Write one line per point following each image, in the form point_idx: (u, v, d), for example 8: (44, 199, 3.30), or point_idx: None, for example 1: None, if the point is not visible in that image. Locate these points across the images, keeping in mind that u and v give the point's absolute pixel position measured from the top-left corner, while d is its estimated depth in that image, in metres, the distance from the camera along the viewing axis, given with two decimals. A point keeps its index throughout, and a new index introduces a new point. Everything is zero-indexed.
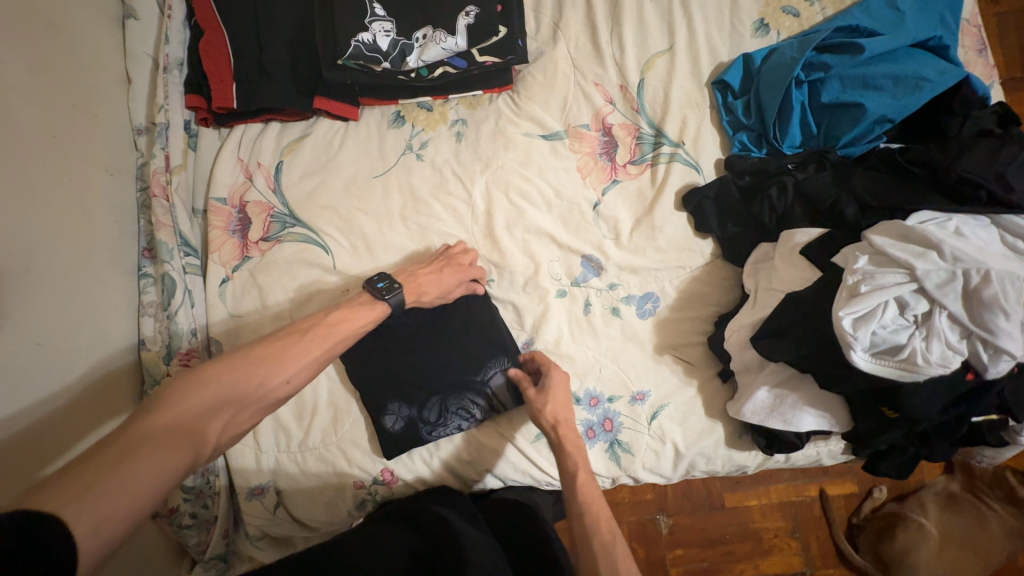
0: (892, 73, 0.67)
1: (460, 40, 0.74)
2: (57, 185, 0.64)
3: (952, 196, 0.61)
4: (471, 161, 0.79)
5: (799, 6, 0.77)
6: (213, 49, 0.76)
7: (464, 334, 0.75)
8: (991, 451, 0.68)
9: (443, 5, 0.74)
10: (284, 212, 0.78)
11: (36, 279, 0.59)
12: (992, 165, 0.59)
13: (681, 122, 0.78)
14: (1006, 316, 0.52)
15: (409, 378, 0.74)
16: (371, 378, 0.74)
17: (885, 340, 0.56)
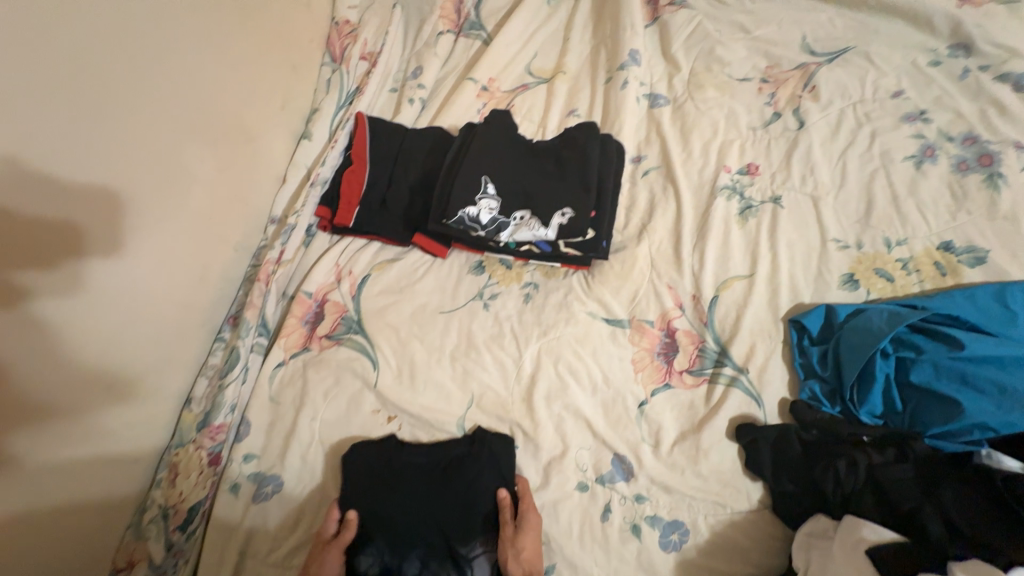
0: (997, 379, 0.61)
1: (550, 231, 0.83)
2: (189, 254, 0.77)
3: None
4: (530, 324, 0.82)
5: (894, 272, 0.76)
6: (354, 177, 0.92)
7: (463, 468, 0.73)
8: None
9: (546, 193, 0.85)
10: (353, 318, 0.85)
11: (131, 335, 0.68)
12: None
13: (749, 348, 0.76)
14: None
15: (404, 529, 0.70)
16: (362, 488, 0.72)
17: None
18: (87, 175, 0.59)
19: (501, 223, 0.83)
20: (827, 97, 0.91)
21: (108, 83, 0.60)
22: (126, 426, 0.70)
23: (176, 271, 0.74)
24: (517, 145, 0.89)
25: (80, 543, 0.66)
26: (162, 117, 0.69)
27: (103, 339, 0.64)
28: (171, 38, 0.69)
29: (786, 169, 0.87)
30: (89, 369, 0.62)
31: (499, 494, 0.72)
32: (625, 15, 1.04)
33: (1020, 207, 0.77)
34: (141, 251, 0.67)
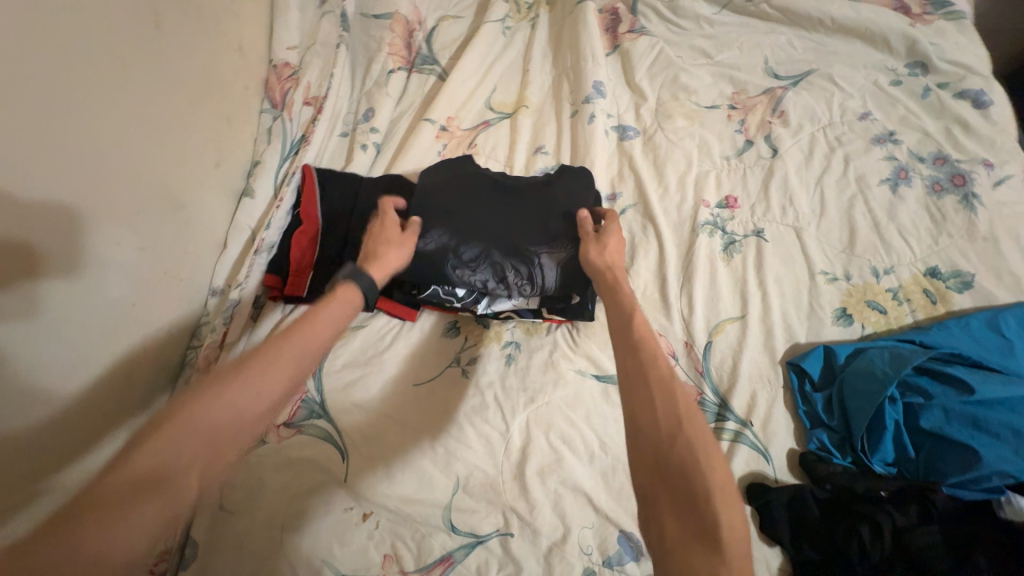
0: (1011, 423, 0.59)
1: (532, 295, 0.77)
2: (114, 347, 0.68)
3: None
4: (516, 390, 0.74)
5: (885, 303, 0.73)
6: (304, 240, 0.82)
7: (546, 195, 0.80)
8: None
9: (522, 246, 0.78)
10: (316, 401, 0.75)
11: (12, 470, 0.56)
12: None
13: (750, 397, 0.71)
14: None
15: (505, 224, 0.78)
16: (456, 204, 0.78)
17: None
18: None
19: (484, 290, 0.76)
20: (796, 122, 0.89)
21: None
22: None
23: (74, 376, 0.62)
24: (474, 186, 0.80)
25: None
26: (60, 200, 0.58)
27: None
28: (61, 104, 0.58)
29: (764, 199, 0.83)
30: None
31: (580, 214, 0.76)
32: (584, 45, 1.00)
33: (997, 227, 0.76)
34: (25, 358, 0.57)
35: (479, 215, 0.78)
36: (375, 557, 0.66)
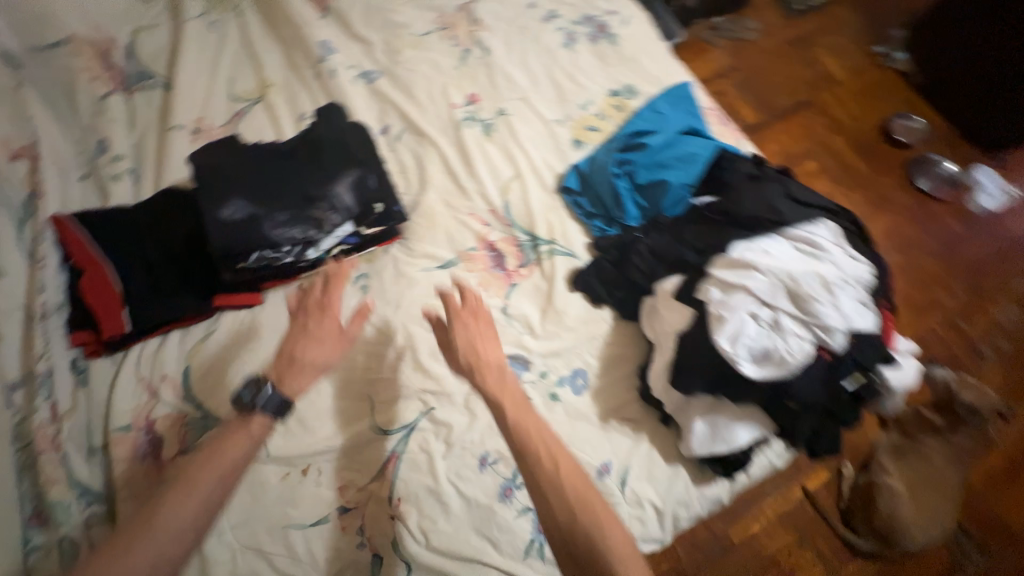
0: (676, 154, 0.89)
1: (346, 220, 0.77)
2: None
3: (746, 225, 0.79)
4: (381, 308, 0.85)
5: (597, 124, 1.02)
6: (97, 283, 0.77)
7: (316, 143, 0.80)
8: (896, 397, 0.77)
9: (313, 185, 0.78)
10: (201, 417, 0.76)
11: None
12: (763, 201, 0.79)
13: (547, 224, 0.94)
14: (819, 301, 0.67)
15: (287, 179, 0.78)
16: (228, 177, 0.75)
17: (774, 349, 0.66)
18: None
19: (305, 238, 0.74)
20: (491, 24, 1.12)
21: None
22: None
23: None
24: (251, 158, 0.78)
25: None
26: None
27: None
28: None
29: (495, 87, 1.05)
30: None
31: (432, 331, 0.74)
32: (295, 15, 1.07)
33: (637, 52, 1.11)
34: None
35: (256, 180, 0.76)
36: (332, 492, 0.73)
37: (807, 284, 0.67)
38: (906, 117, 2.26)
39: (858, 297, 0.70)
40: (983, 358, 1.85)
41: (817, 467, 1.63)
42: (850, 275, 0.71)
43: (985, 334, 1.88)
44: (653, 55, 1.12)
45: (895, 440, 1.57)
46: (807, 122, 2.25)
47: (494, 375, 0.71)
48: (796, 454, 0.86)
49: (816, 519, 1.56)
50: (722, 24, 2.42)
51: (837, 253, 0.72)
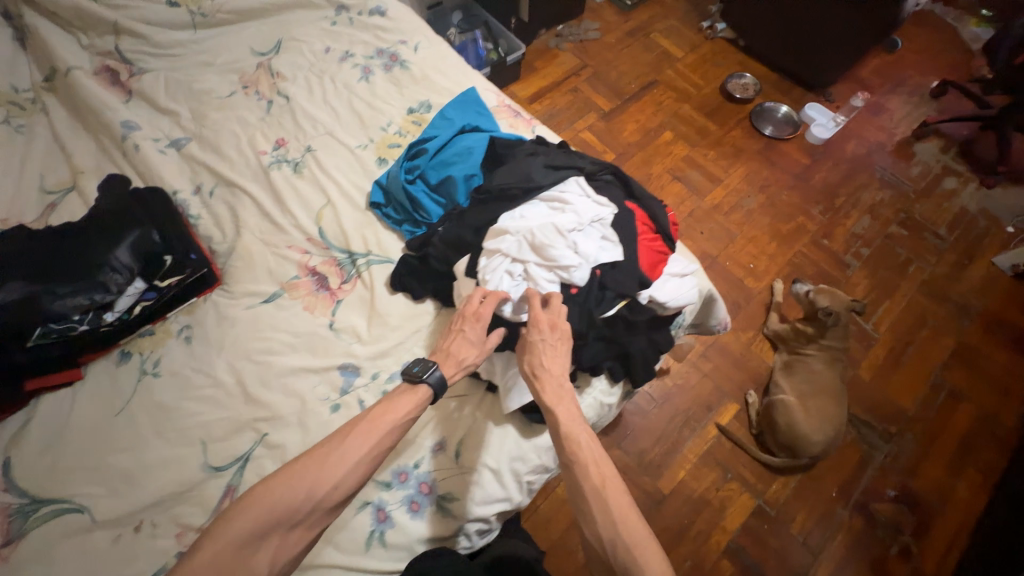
0: (455, 151, 1.00)
1: (135, 279, 0.87)
2: None
3: (511, 197, 0.89)
4: (206, 352, 0.89)
5: (398, 140, 1.11)
6: None
7: (96, 217, 0.89)
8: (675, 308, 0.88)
9: (92, 252, 0.85)
10: (25, 503, 0.75)
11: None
12: (521, 174, 0.90)
13: (362, 239, 1.01)
14: (555, 247, 0.79)
15: (66, 253, 0.84)
16: (6, 265, 0.81)
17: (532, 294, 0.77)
18: None
19: (93, 302, 0.83)
20: (290, 74, 1.21)
21: None
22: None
23: None
24: (23, 243, 0.84)
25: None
26: None
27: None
28: None
29: (300, 128, 1.13)
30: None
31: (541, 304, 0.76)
32: (96, 103, 1.12)
33: (426, 70, 1.22)
34: None
35: (35, 260, 0.83)
36: (168, 540, 0.74)
37: (545, 236, 0.79)
38: (739, 76, 2.52)
39: (596, 233, 0.83)
40: (850, 267, 2.04)
41: (726, 403, 1.72)
42: (589, 218, 0.84)
43: (847, 246, 2.08)
44: (444, 70, 1.23)
45: (784, 359, 1.73)
46: (657, 98, 2.46)
47: (558, 391, 0.73)
48: (624, 387, 0.94)
49: (735, 451, 1.64)
50: (564, 29, 2.64)
51: (575, 201, 0.85)
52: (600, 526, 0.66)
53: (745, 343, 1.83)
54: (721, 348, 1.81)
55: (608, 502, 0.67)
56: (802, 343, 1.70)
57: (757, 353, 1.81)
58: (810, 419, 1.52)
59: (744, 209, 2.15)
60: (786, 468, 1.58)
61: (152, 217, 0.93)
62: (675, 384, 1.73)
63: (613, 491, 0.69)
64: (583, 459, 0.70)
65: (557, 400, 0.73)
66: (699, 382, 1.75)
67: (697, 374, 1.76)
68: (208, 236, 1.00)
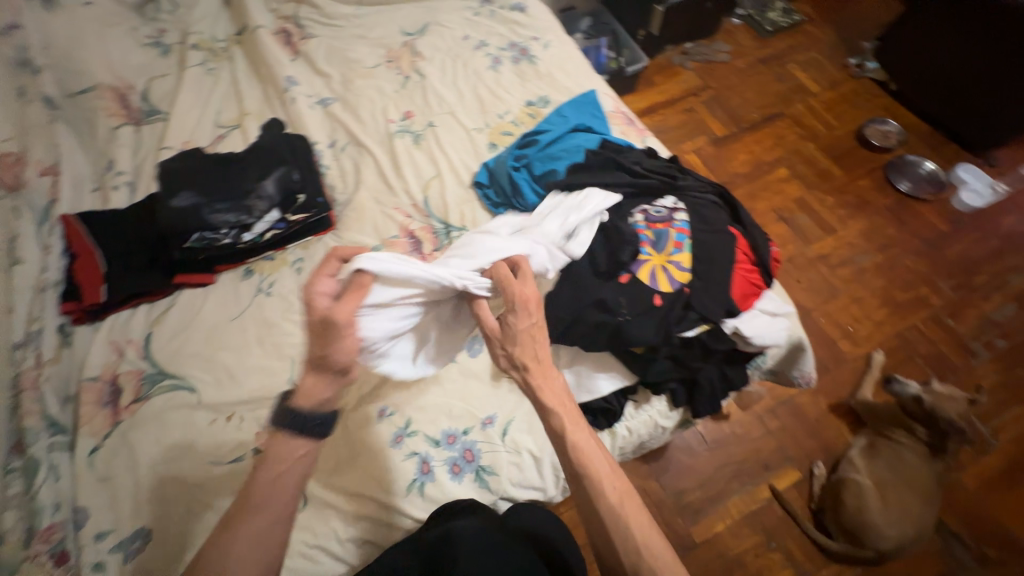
0: (564, 148, 1.03)
1: (273, 208, 1.00)
2: None
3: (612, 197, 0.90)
4: (311, 285, 1.00)
5: (512, 129, 1.17)
6: (86, 265, 0.97)
7: (256, 152, 1.04)
8: (759, 347, 0.83)
9: (247, 180, 1.00)
10: (154, 372, 0.91)
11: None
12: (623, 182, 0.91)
13: (460, 213, 1.08)
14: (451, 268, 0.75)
15: (229, 177, 1.00)
16: (183, 176, 0.98)
17: (604, 293, 0.74)
18: None
19: (239, 221, 0.97)
20: (429, 55, 1.32)
21: None
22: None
23: None
24: (196, 162, 1.00)
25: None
26: None
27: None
28: None
29: (427, 105, 1.23)
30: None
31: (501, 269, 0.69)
32: (270, 58, 1.31)
33: (551, 68, 1.27)
34: None
35: (202, 177, 0.98)
36: (249, 438, 0.85)
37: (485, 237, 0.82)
38: (882, 121, 2.27)
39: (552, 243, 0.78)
40: (975, 356, 1.76)
41: (787, 468, 1.57)
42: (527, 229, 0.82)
43: (977, 332, 1.80)
44: (568, 70, 1.27)
45: (869, 437, 1.53)
46: (779, 132, 2.30)
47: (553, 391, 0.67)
48: (684, 414, 0.91)
49: (786, 521, 1.50)
50: (692, 48, 2.56)
51: (687, 221, 0.82)
52: (621, 552, 0.63)
53: (824, 411, 1.66)
54: (795, 408, 1.66)
55: (624, 524, 0.64)
56: (892, 428, 1.51)
57: (834, 424, 1.64)
58: (887, 513, 1.35)
59: (855, 266, 1.94)
60: (843, 556, 1.42)
61: (292, 158, 1.07)
62: (733, 433, 1.61)
63: (631, 507, 0.65)
64: (597, 474, 0.65)
65: (558, 404, 0.66)
66: (762, 438, 1.61)
67: (761, 430, 1.62)
68: (332, 186, 1.13)
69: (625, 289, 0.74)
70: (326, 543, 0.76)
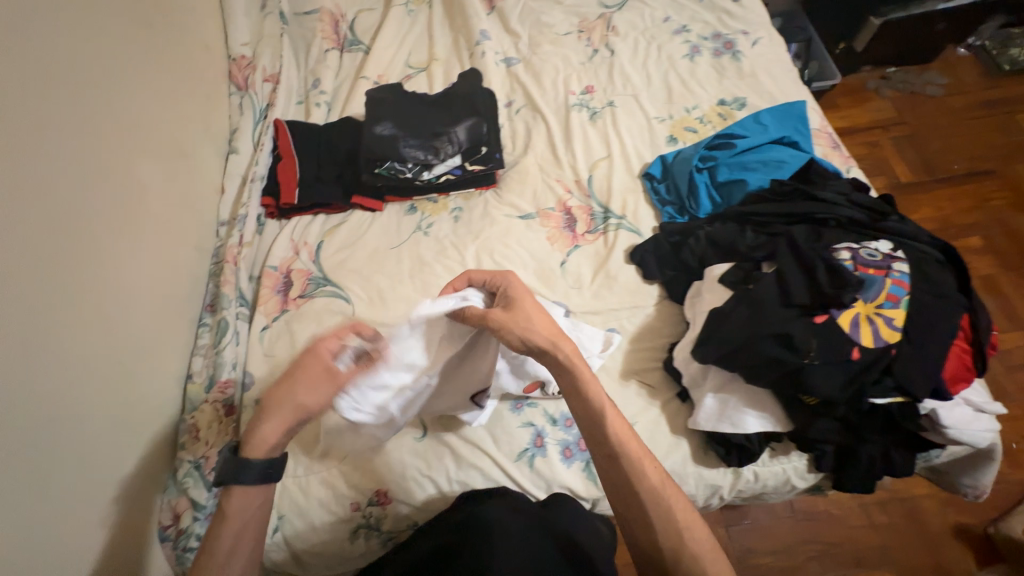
0: (762, 158, 0.94)
1: (457, 154, 1.06)
2: (145, 252, 0.86)
3: (812, 224, 0.82)
4: (465, 235, 1.03)
5: (696, 126, 1.10)
6: (286, 167, 1.09)
7: (450, 101, 1.10)
8: (947, 440, 0.72)
9: (443, 124, 1.07)
10: (319, 276, 1.00)
11: (82, 332, 0.70)
12: (831, 210, 0.81)
13: (622, 202, 1.04)
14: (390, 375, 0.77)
15: (426, 121, 1.08)
16: (388, 108, 1.08)
17: (793, 328, 0.67)
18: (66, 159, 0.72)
19: (425, 159, 1.04)
20: (624, 31, 1.26)
21: (77, 114, 0.76)
22: (109, 420, 0.73)
23: (136, 261, 0.83)
24: (405, 99, 1.11)
25: (113, 529, 0.71)
26: (104, 133, 0.80)
27: (56, 329, 0.66)
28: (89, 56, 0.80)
29: (612, 82, 1.19)
30: (41, 362, 0.62)
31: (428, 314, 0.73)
32: (469, 8, 1.34)
33: (756, 68, 1.15)
34: (104, 243, 0.77)
35: (402, 112, 1.08)
36: None
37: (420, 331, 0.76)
38: None
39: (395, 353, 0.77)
40: None
41: (881, 570, 1.35)
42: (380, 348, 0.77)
43: None
44: (776, 74, 1.14)
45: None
46: (984, 193, 1.91)
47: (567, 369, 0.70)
48: (820, 479, 0.82)
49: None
50: (896, 73, 2.17)
51: (907, 274, 0.71)
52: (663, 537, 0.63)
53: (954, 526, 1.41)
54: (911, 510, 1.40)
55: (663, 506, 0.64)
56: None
57: (962, 544, 1.38)
58: None
59: None
60: None
61: (477, 109, 1.09)
62: (828, 512, 1.41)
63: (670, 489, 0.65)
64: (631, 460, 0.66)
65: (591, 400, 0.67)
66: (860, 529, 1.40)
67: (861, 519, 1.41)
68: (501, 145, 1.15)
69: (819, 331, 0.67)
70: (437, 477, 0.81)
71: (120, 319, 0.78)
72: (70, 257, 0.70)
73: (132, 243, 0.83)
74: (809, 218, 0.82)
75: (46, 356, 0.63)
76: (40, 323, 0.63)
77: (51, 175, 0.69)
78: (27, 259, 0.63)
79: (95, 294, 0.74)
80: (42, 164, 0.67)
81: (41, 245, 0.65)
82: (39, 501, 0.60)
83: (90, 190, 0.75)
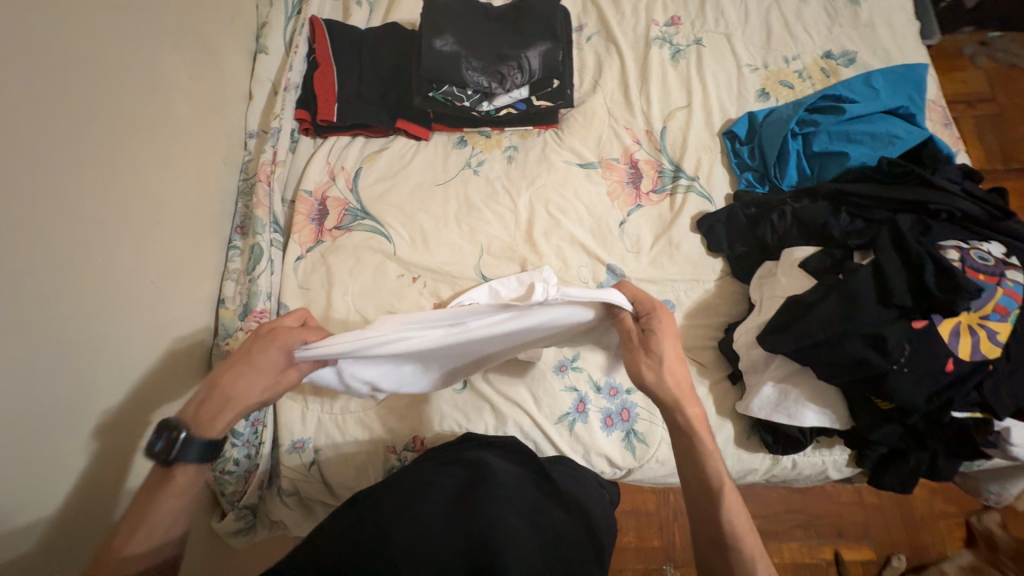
0: (869, 130, 0.84)
1: (525, 84, 0.94)
2: (171, 162, 0.77)
3: (920, 215, 0.74)
4: (518, 178, 0.93)
5: (793, 81, 0.96)
6: (325, 77, 0.96)
7: (522, 20, 0.96)
8: (1006, 456, 0.70)
9: (511, 46, 0.94)
10: (357, 208, 0.92)
11: (111, 243, 0.65)
12: (948, 201, 0.73)
13: (696, 161, 0.93)
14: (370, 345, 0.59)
15: (488, 43, 0.95)
16: (446, 18, 0.94)
17: (888, 331, 0.63)
18: (76, 46, 0.61)
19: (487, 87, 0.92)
20: None
21: None
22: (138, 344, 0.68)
23: (161, 172, 0.74)
24: (467, 10, 0.96)
25: None
26: (118, 19, 0.68)
27: (86, 239, 0.61)
28: None
29: (702, 16, 1.02)
30: (69, 275, 0.58)
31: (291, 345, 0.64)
32: None
33: (876, 17, 0.99)
34: (128, 151, 0.68)
35: (463, 26, 0.95)
36: (428, 303, 0.85)
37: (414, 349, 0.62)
38: None
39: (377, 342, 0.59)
40: None
41: (862, 544, 1.26)
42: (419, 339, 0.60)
43: None
44: (896, 27, 0.98)
45: (973, 561, 1.15)
46: None
47: None
48: (855, 474, 0.81)
49: None
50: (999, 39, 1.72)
51: (1020, 284, 0.65)
52: None
53: None
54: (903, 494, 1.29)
55: None
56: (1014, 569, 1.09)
57: None
58: None
59: None
60: None
61: (549, 32, 0.94)
62: (823, 488, 1.29)
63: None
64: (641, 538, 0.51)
65: None
66: (848, 505, 1.29)
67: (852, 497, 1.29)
68: None
69: (915, 336, 0.63)
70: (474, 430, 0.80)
71: (147, 238, 0.71)
72: (99, 160, 0.63)
73: (155, 150, 0.73)
74: (920, 207, 0.74)
75: (75, 266, 0.59)
76: (67, 228, 0.58)
77: (67, 55, 0.59)
78: (55, 165, 0.57)
79: (116, 208, 0.66)
80: (60, 47, 0.59)
81: (63, 138, 0.58)
82: (82, 416, 0.59)
83: (104, 87, 0.65)
